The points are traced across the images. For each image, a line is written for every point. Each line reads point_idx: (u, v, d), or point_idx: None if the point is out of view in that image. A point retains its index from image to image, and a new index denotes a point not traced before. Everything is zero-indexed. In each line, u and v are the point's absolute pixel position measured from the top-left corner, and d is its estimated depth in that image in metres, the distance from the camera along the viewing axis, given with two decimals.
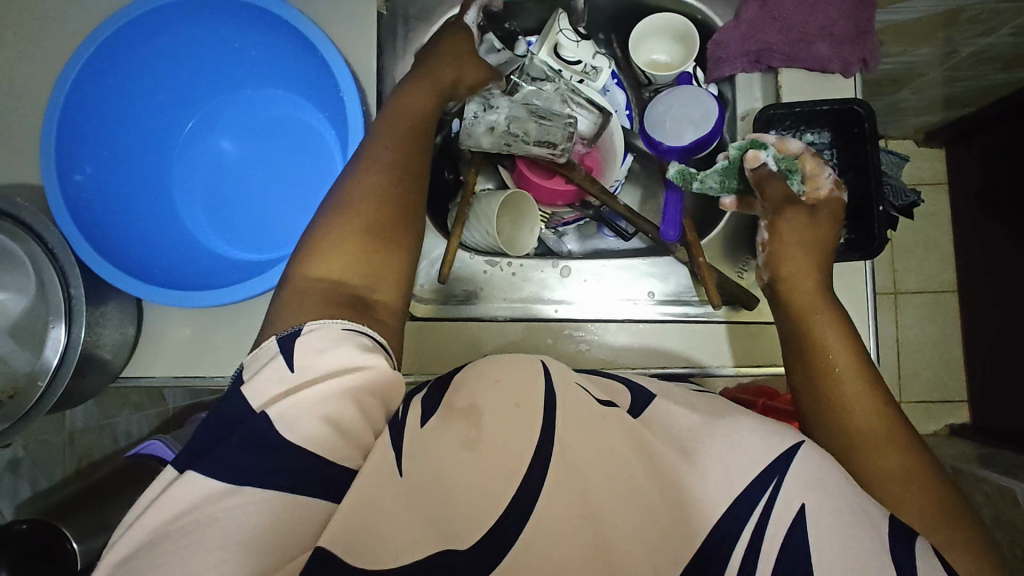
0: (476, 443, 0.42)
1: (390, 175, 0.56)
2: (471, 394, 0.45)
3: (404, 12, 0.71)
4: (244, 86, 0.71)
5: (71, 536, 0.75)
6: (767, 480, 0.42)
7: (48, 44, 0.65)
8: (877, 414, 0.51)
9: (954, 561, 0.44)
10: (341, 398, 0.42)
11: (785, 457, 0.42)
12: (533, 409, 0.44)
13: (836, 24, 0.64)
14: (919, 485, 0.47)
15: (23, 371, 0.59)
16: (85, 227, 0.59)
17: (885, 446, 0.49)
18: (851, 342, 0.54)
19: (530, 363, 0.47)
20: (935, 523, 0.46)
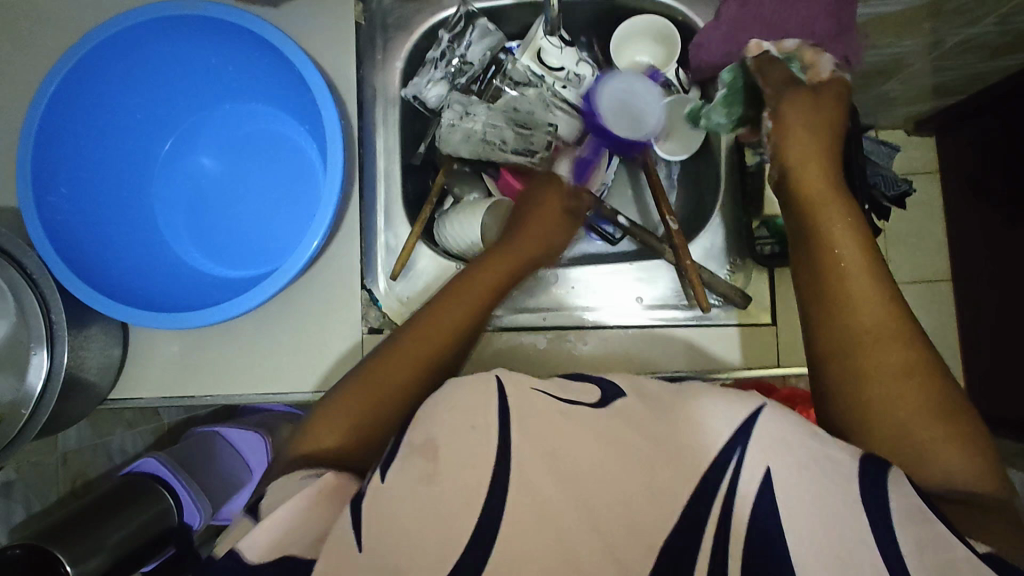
0: (434, 477, 0.41)
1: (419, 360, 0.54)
2: (425, 428, 0.43)
3: (383, 21, 0.70)
4: (223, 101, 0.70)
5: (65, 560, 0.73)
6: (730, 454, 0.41)
7: (21, 66, 0.64)
8: (888, 315, 0.48)
9: (952, 459, 0.44)
10: (298, 512, 0.42)
11: (746, 429, 0.42)
12: (487, 430, 0.42)
13: (818, 22, 0.64)
14: (913, 391, 0.46)
15: (6, 399, 0.58)
16: (65, 251, 0.58)
17: (890, 348, 0.47)
18: (857, 227, 0.52)
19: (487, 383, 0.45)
20: (936, 417, 0.45)
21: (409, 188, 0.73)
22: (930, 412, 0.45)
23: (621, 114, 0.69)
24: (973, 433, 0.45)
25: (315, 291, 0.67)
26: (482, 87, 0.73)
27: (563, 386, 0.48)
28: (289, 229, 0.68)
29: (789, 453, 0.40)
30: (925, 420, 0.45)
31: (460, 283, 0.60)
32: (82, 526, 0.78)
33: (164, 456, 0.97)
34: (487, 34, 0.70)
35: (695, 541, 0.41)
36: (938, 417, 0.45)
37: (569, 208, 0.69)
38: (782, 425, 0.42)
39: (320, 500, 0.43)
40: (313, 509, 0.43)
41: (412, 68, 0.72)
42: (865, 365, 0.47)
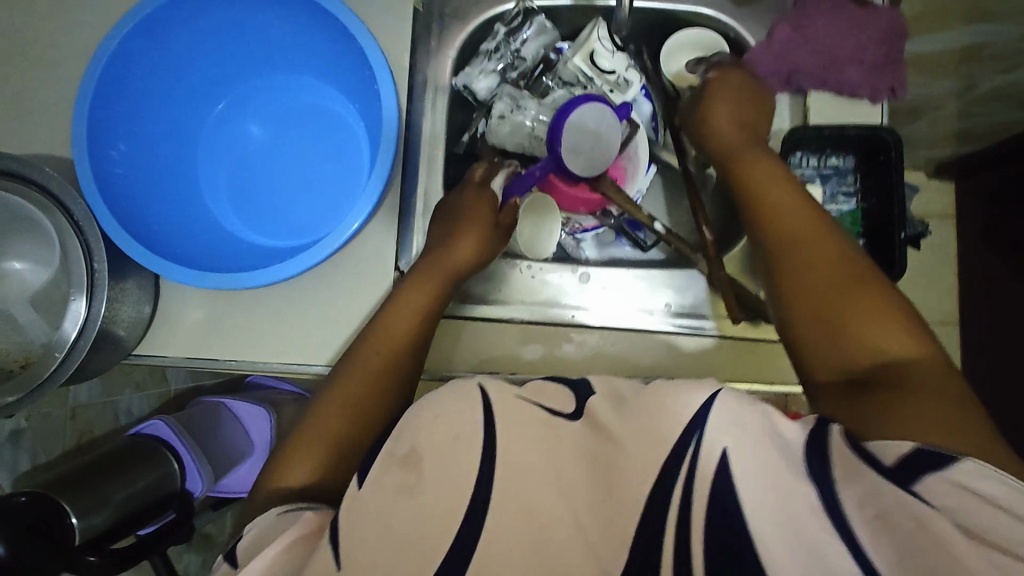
0: (416, 489, 0.42)
1: (366, 387, 0.58)
2: (410, 438, 0.44)
3: (440, 10, 0.71)
4: (276, 72, 0.71)
5: (70, 511, 0.73)
6: (693, 433, 0.40)
7: (86, 20, 0.66)
8: (808, 221, 0.55)
9: (882, 354, 0.48)
10: (273, 554, 0.43)
11: (705, 411, 0.40)
12: (471, 438, 0.42)
13: (867, 51, 0.65)
14: (838, 285, 0.51)
15: (39, 342, 0.59)
16: (113, 203, 0.59)
17: (809, 248, 0.54)
18: (769, 166, 0.60)
19: (468, 391, 0.45)
20: (856, 315, 0.50)
21: (449, 174, 0.74)
22: (848, 293, 0.51)
23: (579, 152, 0.65)
24: (897, 311, 0.50)
25: (349, 268, 0.67)
26: (531, 83, 0.74)
27: (538, 394, 0.46)
28: (328, 203, 0.69)
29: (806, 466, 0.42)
30: (852, 304, 0.50)
31: (390, 313, 0.61)
32: (87, 482, 0.78)
33: (172, 420, 0.97)
34: (543, 32, 0.71)
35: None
36: (859, 310, 0.50)
37: (498, 221, 0.66)
38: (738, 401, 0.40)
39: (293, 543, 0.44)
40: (286, 553, 0.43)
41: (464, 58, 0.72)
42: (788, 266, 0.54)
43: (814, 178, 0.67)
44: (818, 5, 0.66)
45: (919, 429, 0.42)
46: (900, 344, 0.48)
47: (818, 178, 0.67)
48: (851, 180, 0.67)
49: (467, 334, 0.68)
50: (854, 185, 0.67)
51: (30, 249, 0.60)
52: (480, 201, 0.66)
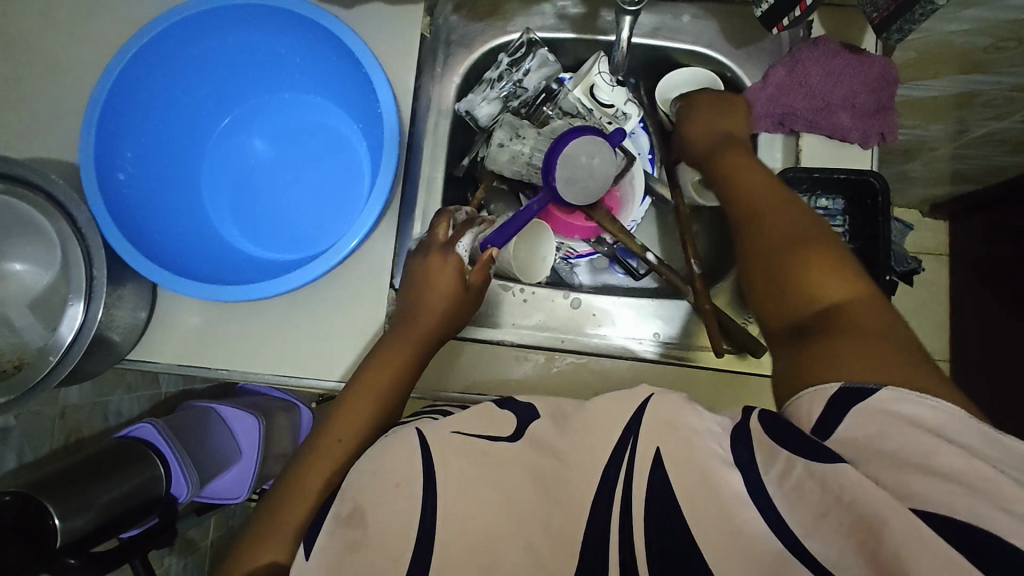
0: (362, 544, 0.45)
1: (355, 436, 0.59)
2: (352, 497, 0.49)
3: (446, 38, 0.73)
4: (283, 90, 0.73)
5: (54, 512, 0.73)
6: (624, 444, 0.47)
7: (102, 31, 0.68)
8: (768, 187, 0.59)
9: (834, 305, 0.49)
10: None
11: (634, 424, 0.47)
12: (412, 484, 0.47)
13: (858, 97, 0.67)
14: (794, 239, 0.53)
15: (34, 344, 0.60)
16: (116, 212, 0.60)
17: (771, 206, 0.57)
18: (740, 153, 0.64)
19: (408, 437, 0.50)
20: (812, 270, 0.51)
21: (449, 196, 0.75)
22: (801, 248, 0.53)
23: (574, 182, 0.66)
24: (842, 255, 0.52)
25: (344, 283, 0.69)
26: (532, 112, 0.75)
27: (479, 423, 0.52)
28: (326, 219, 0.71)
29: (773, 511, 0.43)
30: (802, 257, 0.52)
31: (388, 350, 0.62)
32: (74, 483, 0.78)
33: (160, 423, 0.96)
34: (545, 64, 0.72)
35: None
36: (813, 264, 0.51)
37: (467, 279, 0.64)
38: (664, 407, 0.47)
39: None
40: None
41: (468, 84, 0.74)
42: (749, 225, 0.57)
43: None
44: (812, 50, 0.68)
45: (844, 365, 0.44)
46: (848, 289, 0.50)
47: None
48: (841, 221, 0.67)
49: (459, 356, 0.69)
50: (843, 226, 0.67)
51: (28, 250, 0.61)
52: (445, 265, 0.64)
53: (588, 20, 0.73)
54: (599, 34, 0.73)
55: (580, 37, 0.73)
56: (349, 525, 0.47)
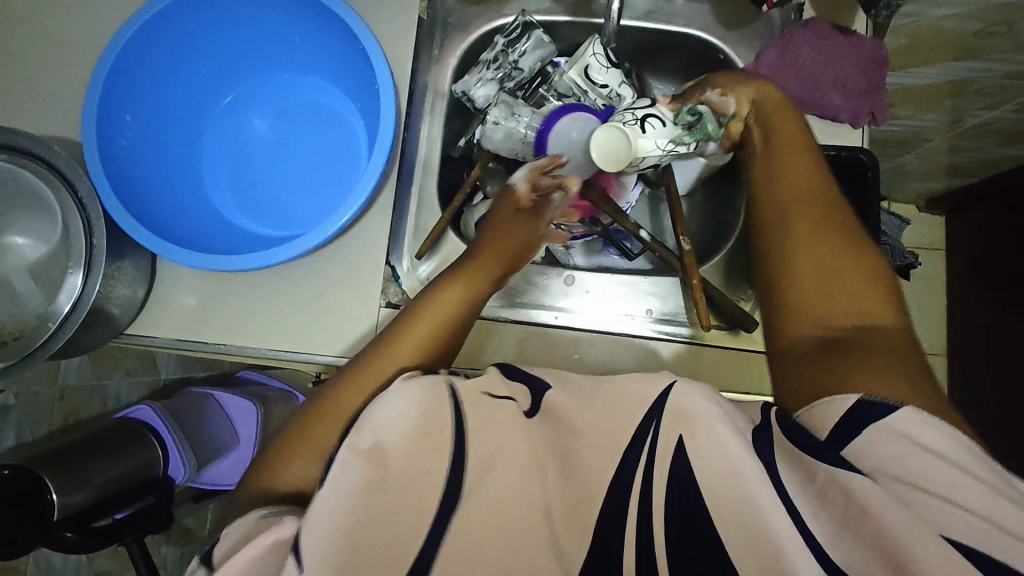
0: (385, 489, 0.43)
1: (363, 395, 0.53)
2: (372, 430, 0.45)
3: (444, 20, 0.74)
4: (283, 70, 0.74)
5: (52, 488, 0.74)
6: (647, 429, 0.46)
7: (106, 11, 0.69)
8: (826, 198, 0.55)
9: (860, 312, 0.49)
10: (254, 557, 0.42)
11: (657, 406, 0.46)
12: (440, 433, 0.45)
13: (850, 78, 0.67)
14: (840, 253, 0.52)
15: (35, 313, 0.60)
16: (115, 182, 0.61)
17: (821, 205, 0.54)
18: (798, 129, 0.60)
19: (438, 384, 0.47)
20: (846, 272, 0.51)
21: (445, 176, 0.76)
22: (840, 268, 0.51)
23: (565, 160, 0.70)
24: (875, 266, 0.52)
25: (340, 259, 0.69)
26: (527, 94, 0.77)
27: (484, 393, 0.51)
28: (323, 196, 0.72)
29: None
30: (837, 274, 0.51)
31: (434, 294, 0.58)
32: (71, 458, 0.79)
33: (158, 406, 0.98)
34: (540, 45, 0.73)
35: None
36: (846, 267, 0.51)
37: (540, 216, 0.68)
38: (686, 396, 0.44)
39: (276, 547, 0.42)
40: (267, 553, 0.42)
41: (464, 66, 0.75)
42: (797, 231, 0.53)
43: None
44: (803, 31, 0.69)
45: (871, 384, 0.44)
46: (876, 307, 0.50)
47: None
48: None
49: None
50: None
51: (32, 224, 0.62)
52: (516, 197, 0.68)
53: (583, 3, 0.74)
54: (594, 17, 0.74)
55: (575, 20, 0.75)
56: (372, 465, 0.44)
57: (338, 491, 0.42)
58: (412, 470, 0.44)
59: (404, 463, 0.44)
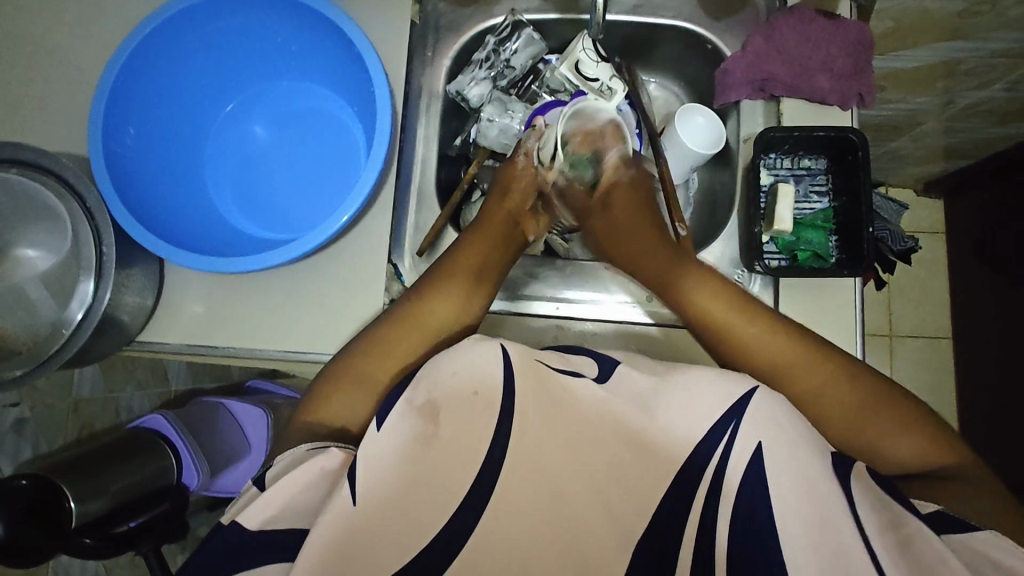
0: (432, 438, 0.49)
1: (412, 346, 0.60)
2: (426, 388, 0.50)
3: (435, 22, 0.76)
4: (281, 78, 0.76)
5: (69, 495, 0.76)
6: (724, 428, 0.48)
7: (105, 29, 0.71)
8: (807, 358, 0.57)
9: (901, 446, 0.54)
10: (304, 484, 0.48)
11: (738, 407, 0.48)
12: (488, 394, 0.50)
13: (836, 61, 0.68)
14: (860, 413, 0.55)
15: (47, 322, 0.62)
16: (123, 190, 0.63)
17: (806, 373, 0.56)
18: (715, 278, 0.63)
19: (491, 349, 0.50)
20: (865, 415, 0.55)
21: (442, 174, 0.77)
22: (872, 415, 0.55)
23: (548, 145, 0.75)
24: (883, 397, 0.56)
25: (344, 258, 0.70)
26: (520, 91, 0.79)
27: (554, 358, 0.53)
28: (325, 200, 0.73)
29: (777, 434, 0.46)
30: (901, 436, 0.54)
31: (457, 260, 0.65)
32: (87, 469, 0.81)
33: (172, 415, 0.99)
34: (530, 43, 0.75)
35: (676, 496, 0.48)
36: (865, 414, 0.55)
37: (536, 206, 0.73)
38: (768, 402, 0.47)
39: (319, 478, 0.48)
40: (315, 481, 0.48)
41: (457, 67, 0.77)
42: (812, 404, 0.56)
43: (788, 179, 0.71)
44: (789, 17, 0.71)
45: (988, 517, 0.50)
46: (904, 435, 0.54)
47: (791, 178, 0.71)
48: (824, 179, 0.70)
49: None
50: (827, 185, 0.70)
51: (42, 236, 0.64)
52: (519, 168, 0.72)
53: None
54: (582, 12, 0.76)
55: (563, 17, 0.76)
56: (425, 419, 0.49)
57: (396, 445, 0.48)
58: (459, 429, 0.50)
59: (453, 418, 0.50)
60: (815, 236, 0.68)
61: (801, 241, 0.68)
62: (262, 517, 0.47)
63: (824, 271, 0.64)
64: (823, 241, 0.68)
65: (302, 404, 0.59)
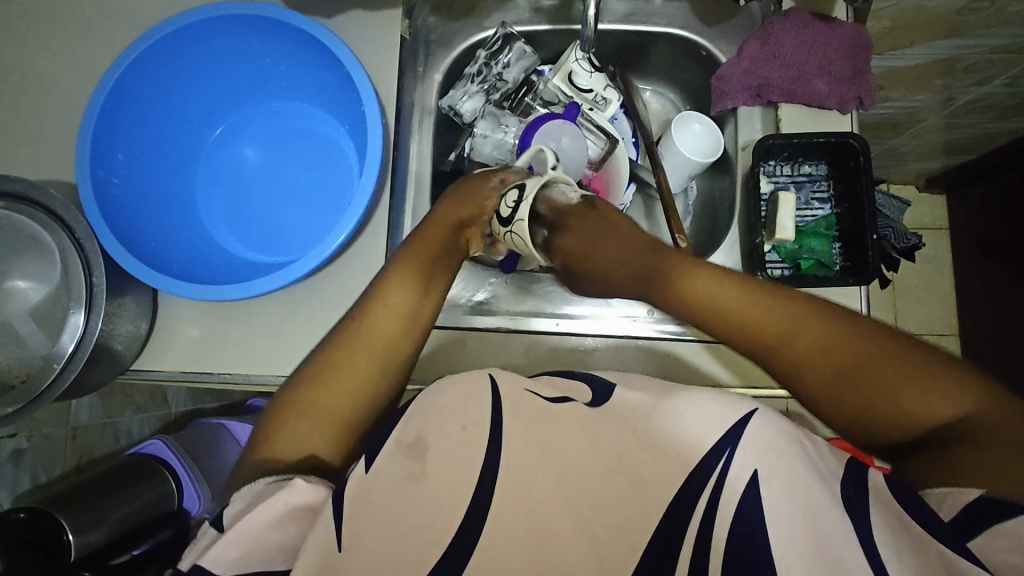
0: (421, 476, 0.47)
1: (372, 360, 0.57)
2: (417, 426, 0.49)
3: (426, 37, 0.75)
4: (271, 99, 0.75)
5: (67, 528, 0.76)
6: (721, 451, 0.46)
7: (93, 54, 0.70)
8: (781, 312, 0.51)
9: (922, 404, 0.46)
10: (269, 521, 0.46)
11: (735, 429, 0.46)
12: (477, 430, 0.49)
13: (834, 64, 0.67)
14: (856, 359, 0.48)
15: (40, 355, 0.61)
16: (111, 220, 0.62)
17: (787, 330, 0.50)
18: (695, 267, 0.56)
19: (479, 378, 0.52)
20: (859, 366, 0.48)
21: (437, 190, 0.76)
22: (874, 362, 0.47)
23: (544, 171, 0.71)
24: (886, 344, 0.48)
25: (338, 280, 0.69)
26: (514, 104, 0.78)
27: (552, 387, 0.53)
28: (318, 220, 0.72)
29: (776, 459, 0.44)
30: (915, 393, 0.46)
31: (410, 259, 0.61)
32: (87, 497, 0.80)
33: (170, 438, 0.98)
34: (523, 56, 0.74)
35: (683, 517, 0.46)
36: (865, 361, 0.48)
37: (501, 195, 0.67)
38: (766, 430, 0.46)
39: (287, 512, 0.47)
40: (284, 515, 0.46)
41: (449, 81, 0.76)
42: (798, 358, 0.50)
43: (788, 186, 0.70)
44: (784, 21, 0.69)
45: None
46: (925, 387, 0.46)
47: (791, 186, 0.70)
48: (825, 186, 0.69)
49: (463, 346, 0.68)
50: (828, 191, 0.69)
51: (33, 268, 0.63)
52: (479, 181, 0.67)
53: (562, 10, 0.75)
54: (573, 22, 0.75)
55: (555, 28, 0.75)
56: (414, 456, 0.48)
57: (388, 479, 0.47)
58: (454, 459, 0.48)
59: (442, 451, 0.48)
60: (818, 244, 0.67)
61: (803, 249, 0.67)
62: (231, 555, 0.45)
63: (827, 282, 0.63)
64: (826, 249, 0.67)
65: (252, 442, 0.55)
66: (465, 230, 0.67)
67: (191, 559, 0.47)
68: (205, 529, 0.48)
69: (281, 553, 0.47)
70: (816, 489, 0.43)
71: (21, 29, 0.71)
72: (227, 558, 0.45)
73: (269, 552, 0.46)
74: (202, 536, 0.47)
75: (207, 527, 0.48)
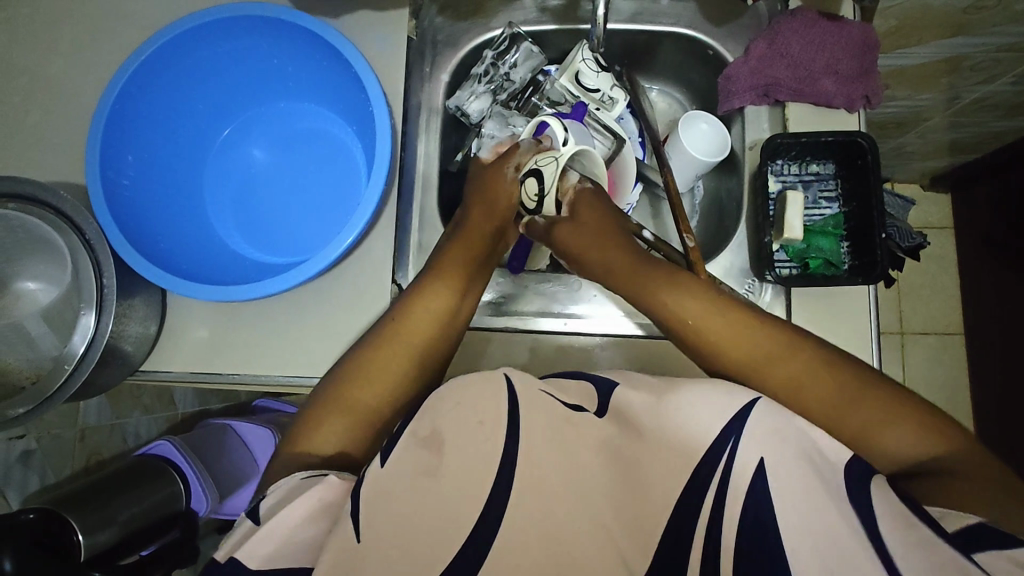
0: (437, 470, 0.48)
1: (408, 361, 0.58)
2: (432, 418, 0.49)
3: (433, 38, 0.75)
4: (278, 99, 0.75)
5: (77, 528, 0.75)
6: (725, 443, 0.46)
7: (101, 56, 0.70)
8: (771, 346, 0.53)
9: (901, 437, 0.49)
10: (301, 516, 0.46)
11: (740, 421, 0.46)
12: (494, 424, 0.49)
13: (841, 63, 0.67)
14: (837, 396, 0.50)
15: (50, 356, 0.61)
16: (121, 222, 0.62)
17: (777, 367, 0.52)
18: (702, 294, 0.57)
19: (495, 378, 0.51)
20: (846, 402, 0.50)
21: (445, 190, 0.77)
22: (856, 400, 0.50)
23: None
24: (864, 381, 0.51)
25: (347, 280, 0.69)
26: (520, 104, 0.78)
27: (563, 389, 0.53)
28: (327, 220, 0.72)
29: (783, 451, 0.45)
30: (894, 427, 0.49)
31: (440, 266, 0.62)
32: (95, 499, 0.81)
33: (178, 438, 0.99)
34: (530, 56, 0.74)
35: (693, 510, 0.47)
36: (850, 397, 0.50)
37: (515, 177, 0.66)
38: (773, 417, 0.46)
39: (320, 507, 0.47)
40: (318, 510, 0.47)
41: (456, 81, 0.76)
42: (786, 392, 0.52)
43: (796, 184, 0.70)
44: (792, 21, 0.69)
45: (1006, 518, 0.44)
46: (907, 424, 0.49)
47: (799, 184, 0.70)
48: (833, 184, 0.69)
49: (473, 347, 0.68)
50: (836, 190, 0.69)
51: (43, 269, 0.64)
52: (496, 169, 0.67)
53: (569, 10, 0.75)
54: (580, 22, 0.75)
55: (562, 27, 0.75)
56: (431, 448, 0.48)
57: (401, 476, 0.47)
58: (467, 455, 0.48)
59: (458, 445, 0.49)
60: (826, 243, 0.66)
61: (811, 248, 0.67)
62: (261, 551, 0.45)
63: (836, 280, 0.63)
64: (834, 248, 0.67)
65: (286, 433, 0.57)
66: (506, 230, 0.68)
67: (226, 550, 0.47)
68: (241, 520, 0.48)
69: (310, 549, 0.46)
70: (827, 490, 0.43)
71: (29, 31, 0.71)
72: (258, 553, 0.45)
73: (297, 547, 0.46)
74: (239, 528, 0.48)
75: (243, 517, 0.48)
